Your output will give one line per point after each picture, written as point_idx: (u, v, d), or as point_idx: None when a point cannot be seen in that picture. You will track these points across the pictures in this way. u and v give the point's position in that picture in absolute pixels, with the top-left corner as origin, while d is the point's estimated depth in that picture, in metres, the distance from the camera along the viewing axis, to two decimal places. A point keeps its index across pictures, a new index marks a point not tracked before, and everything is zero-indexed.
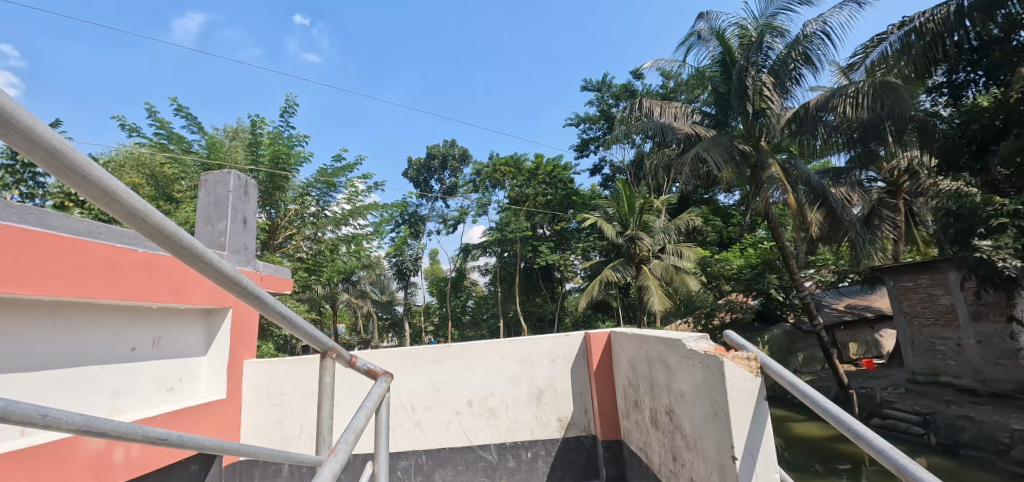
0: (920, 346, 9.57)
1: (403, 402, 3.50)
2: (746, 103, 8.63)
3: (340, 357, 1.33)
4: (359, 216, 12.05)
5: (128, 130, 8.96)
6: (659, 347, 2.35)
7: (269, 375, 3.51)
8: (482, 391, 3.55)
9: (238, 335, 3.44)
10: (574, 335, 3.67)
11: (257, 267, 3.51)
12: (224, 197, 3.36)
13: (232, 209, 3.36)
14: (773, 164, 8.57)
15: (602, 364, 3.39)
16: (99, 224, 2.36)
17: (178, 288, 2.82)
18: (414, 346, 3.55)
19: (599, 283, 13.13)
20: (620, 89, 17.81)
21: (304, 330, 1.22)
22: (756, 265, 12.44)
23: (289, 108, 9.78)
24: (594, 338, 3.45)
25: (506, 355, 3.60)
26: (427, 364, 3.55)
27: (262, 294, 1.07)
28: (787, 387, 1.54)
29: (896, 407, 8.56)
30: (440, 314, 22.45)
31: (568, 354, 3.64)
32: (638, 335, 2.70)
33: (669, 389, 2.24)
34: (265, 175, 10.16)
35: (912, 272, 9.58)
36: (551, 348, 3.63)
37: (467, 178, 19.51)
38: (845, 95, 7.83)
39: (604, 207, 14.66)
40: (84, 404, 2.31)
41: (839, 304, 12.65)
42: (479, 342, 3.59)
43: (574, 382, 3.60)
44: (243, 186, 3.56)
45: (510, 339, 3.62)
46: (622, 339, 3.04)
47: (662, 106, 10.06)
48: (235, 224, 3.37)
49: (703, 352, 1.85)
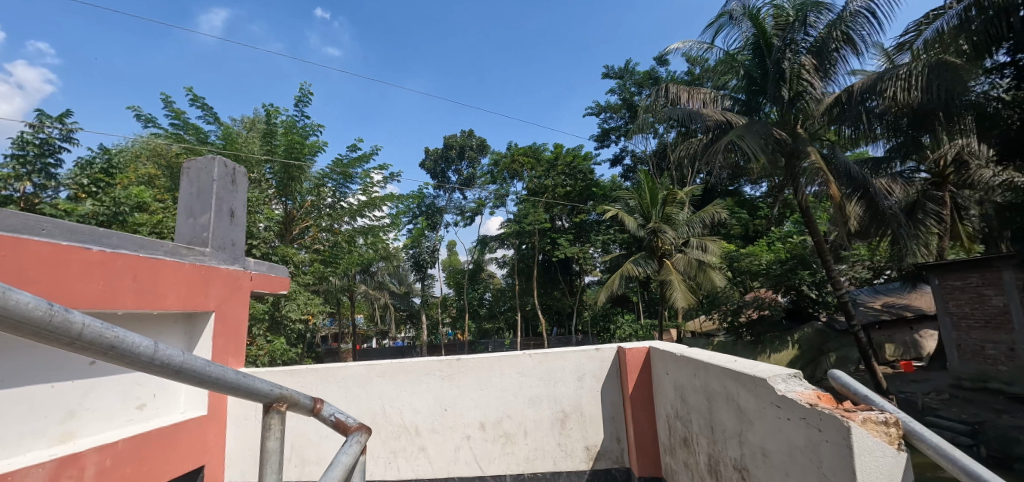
0: (968, 350, 8.98)
1: (407, 424, 3.22)
2: (783, 86, 8.14)
3: (292, 406, 1.04)
4: (375, 207, 11.88)
5: (143, 120, 8.84)
6: (724, 381, 2.01)
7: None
8: (496, 413, 3.24)
9: (225, 341, 3.10)
10: (604, 349, 3.34)
11: (246, 265, 3.36)
12: (207, 186, 3.14)
13: (217, 198, 3.14)
14: (811, 153, 8.03)
15: (641, 383, 3.06)
16: (39, 218, 2.05)
17: (145, 290, 2.50)
18: (422, 359, 3.25)
19: (619, 277, 12.88)
20: (643, 76, 17.21)
21: (228, 384, 0.90)
22: (786, 260, 11.84)
23: (304, 97, 9.69)
24: (630, 356, 3.11)
25: (526, 372, 3.28)
26: (434, 379, 3.25)
27: (133, 344, 0.73)
28: (961, 475, 1.12)
29: (940, 415, 8.03)
30: (457, 306, 22.34)
31: (599, 372, 3.31)
32: (690, 360, 2.35)
33: (740, 439, 1.91)
34: (280, 165, 10.14)
35: (960, 271, 8.94)
36: (576, 364, 3.30)
37: (485, 169, 19.00)
38: (895, 78, 7.26)
39: (625, 198, 14.18)
40: (29, 426, 2.17)
41: (874, 302, 11.93)
42: (495, 355, 3.29)
43: (606, 404, 3.28)
44: (230, 175, 3.32)
45: (530, 353, 3.30)
46: (667, 362, 2.70)
47: (689, 92, 9.52)
48: (221, 216, 3.15)
49: (809, 407, 1.49)
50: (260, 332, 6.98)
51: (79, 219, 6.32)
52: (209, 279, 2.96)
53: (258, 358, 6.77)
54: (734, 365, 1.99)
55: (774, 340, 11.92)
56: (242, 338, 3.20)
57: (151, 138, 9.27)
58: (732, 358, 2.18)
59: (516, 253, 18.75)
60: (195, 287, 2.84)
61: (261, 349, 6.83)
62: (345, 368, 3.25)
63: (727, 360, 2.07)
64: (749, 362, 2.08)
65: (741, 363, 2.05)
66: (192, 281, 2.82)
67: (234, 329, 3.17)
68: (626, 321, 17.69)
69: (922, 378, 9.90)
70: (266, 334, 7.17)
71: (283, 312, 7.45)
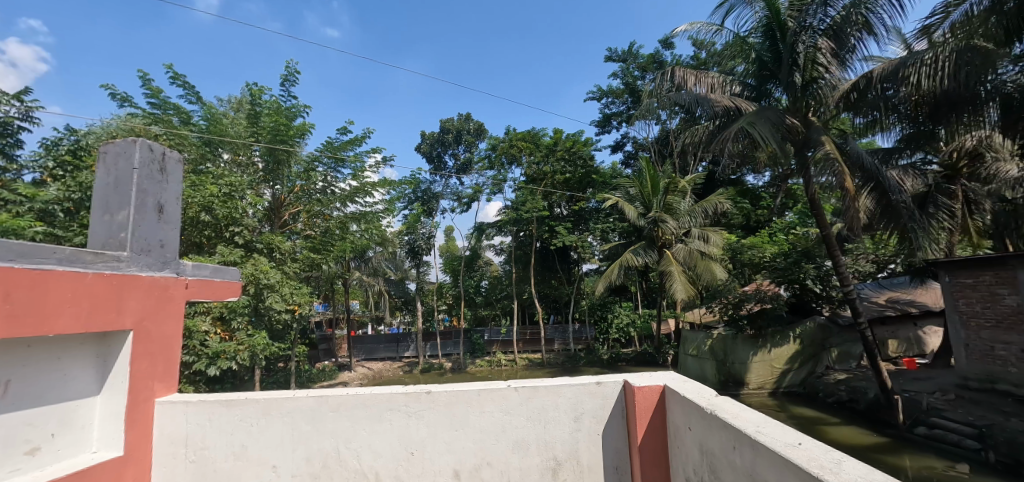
0: (976, 350, 8.66)
1: (367, 472, 2.44)
2: (797, 72, 7.78)
3: None
4: (367, 193, 11.48)
5: (119, 99, 8.29)
6: (786, 478, 1.44)
7: (187, 421, 2.49)
8: (474, 458, 2.46)
9: (149, 366, 2.48)
10: (606, 383, 2.57)
11: (181, 270, 2.76)
12: (126, 176, 2.54)
13: (139, 191, 2.56)
14: (826, 142, 7.56)
15: (652, 428, 2.38)
16: None
17: (27, 311, 1.91)
18: (384, 390, 2.48)
19: (618, 267, 13.24)
20: (647, 59, 16.62)
21: None
22: (790, 254, 11.48)
23: (290, 77, 9.22)
24: (641, 397, 2.41)
25: (511, 410, 2.49)
26: (399, 416, 2.46)
27: None
28: None
29: (945, 416, 7.87)
30: (454, 293, 21.96)
31: (600, 412, 2.53)
32: (730, 427, 1.75)
33: None
34: (266, 148, 9.69)
35: (973, 268, 8.61)
36: (572, 402, 2.52)
37: (481, 154, 18.05)
38: (919, 63, 6.71)
39: (626, 186, 14.33)
40: None
41: (879, 297, 11.59)
42: (473, 389, 2.50)
43: (608, 452, 2.52)
44: (156, 161, 2.72)
45: (518, 386, 2.50)
46: (691, 415, 2.08)
47: (696, 76, 9.02)
48: (144, 213, 2.57)
49: None
50: (242, 325, 6.49)
51: (43, 205, 5.99)
52: (123, 291, 2.32)
53: (238, 354, 6.21)
54: (801, 455, 1.43)
55: (775, 335, 11.39)
56: (169, 359, 2.58)
57: (128, 118, 8.75)
58: (790, 436, 1.61)
59: (513, 241, 18.32)
60: (105, 303, 2.22)
61: (241, 345, 6.29)
62: (295, 399, 2.47)
63: (786, 445, 1.51)
64: (817, 448, 1.53)
65: (807, 450, 1.49)
66: (100, 296, 2.19)
67: (162, 351, 2.55)
68: (625, 311, 18.09)
69: (926, 376, 9.71)
70: (248, 327, 6.69)
71: (266, 303, 7.13)
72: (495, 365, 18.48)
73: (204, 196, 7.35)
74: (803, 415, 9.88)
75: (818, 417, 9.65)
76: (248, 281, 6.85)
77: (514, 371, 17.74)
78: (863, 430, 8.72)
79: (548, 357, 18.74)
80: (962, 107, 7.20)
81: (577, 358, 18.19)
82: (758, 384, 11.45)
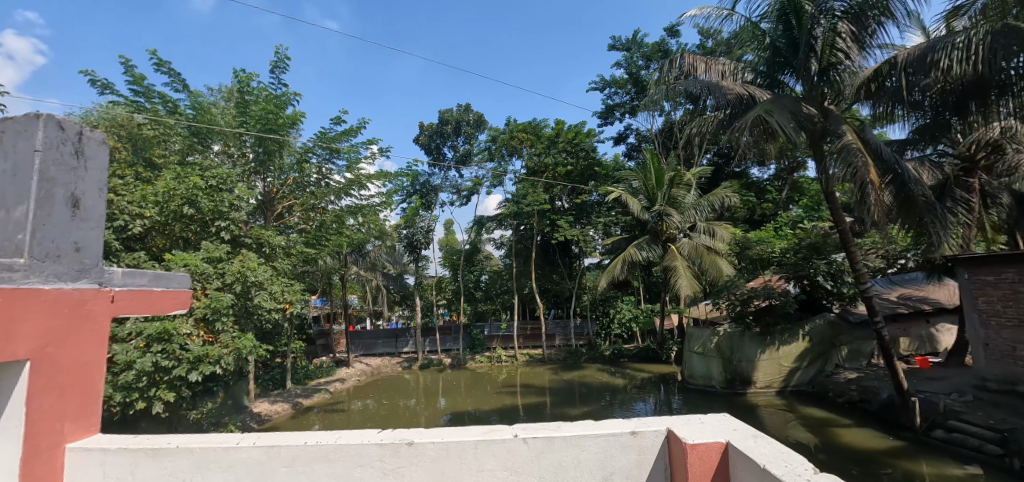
0: (996, 350, 8.30)
1: None
2: (813, 59, 7.41)
3: None
4: (363, 186, 11.10)
5: (99, 87, 7.86)
6: None
7: (104, 472, 2.13)
8: None
9: (56, 400, 2.13)
10: (644, 433, 2.21)
11: (107, 279, 2.42)
12: (26, 161, 2.19)
13: (43, 179, 2.21)
14: (849, 132, 7.10)
15: None
16: None
17: None
18: (360, 441, 2.11)
19: (622, 261, 12.92)
20: (652, 48, 16.09)
21: None
22: (799, 248, 10.93)
23: (280, 64, 8.84)
24: (701, 456, 2.04)
25: (516, 467, 2.13)
26: (372, 473, 2.11)
27: None
28: None
29: (964, 419, 7.53)
30: (453, 288, 21.59)
31: (635, 470, 2.18)
32: None
33: None
34: (255, 138, 9.24)
35: (995, 265, 8.24)
36: (599, 456, 2.16)
37: (481, 145, 17.57)
38: (950, 47, 6.22)
39: (628, 179, 14.02)
40: None
41: (890, 293, 11.23)
42: (469, 440, 2.14)
43: None
44: (68, 142, 2.37)
45: (528, 438, 2.14)
46: None
47: (706, 63, 8.59)
48: (53, 205, 2.23)
49: None
50: (227, 327, 6.12)
51: None
52: (14, 311, 1.97)
53: (222, 358, 5.88)
54: None
55: (784, 332, 11.07)
56: (81, 391, 2.22)
57: (110, 106, 8.32)
58: None
59: (514, 234, 17.99)
60: None
61: (227, 348, 5.95)
62: (240, 449, 2.11)
63: None
64: None
65: None
66: None
67: (77, 379, 2.21)
68: (627, 306, 17.81)
69: (941, 375, 9.41)
70: (234, 328, 6.34)
71: (254, 302, 6.72)
72: (495, 361, 18.14)
73: (188, 188, 6.90)
74: (813, 416, 9.59)
75: (829, 418, 9.34)
76: (234, 279, 6.42)
77: (514, 367, 17.44)
78: (875, 432, 8.41)
79: (549, 353, 18.43)
80: (988, 88, 6.93)
81: (578, 354, 17.90)
82: (766, 382, 11.20)
